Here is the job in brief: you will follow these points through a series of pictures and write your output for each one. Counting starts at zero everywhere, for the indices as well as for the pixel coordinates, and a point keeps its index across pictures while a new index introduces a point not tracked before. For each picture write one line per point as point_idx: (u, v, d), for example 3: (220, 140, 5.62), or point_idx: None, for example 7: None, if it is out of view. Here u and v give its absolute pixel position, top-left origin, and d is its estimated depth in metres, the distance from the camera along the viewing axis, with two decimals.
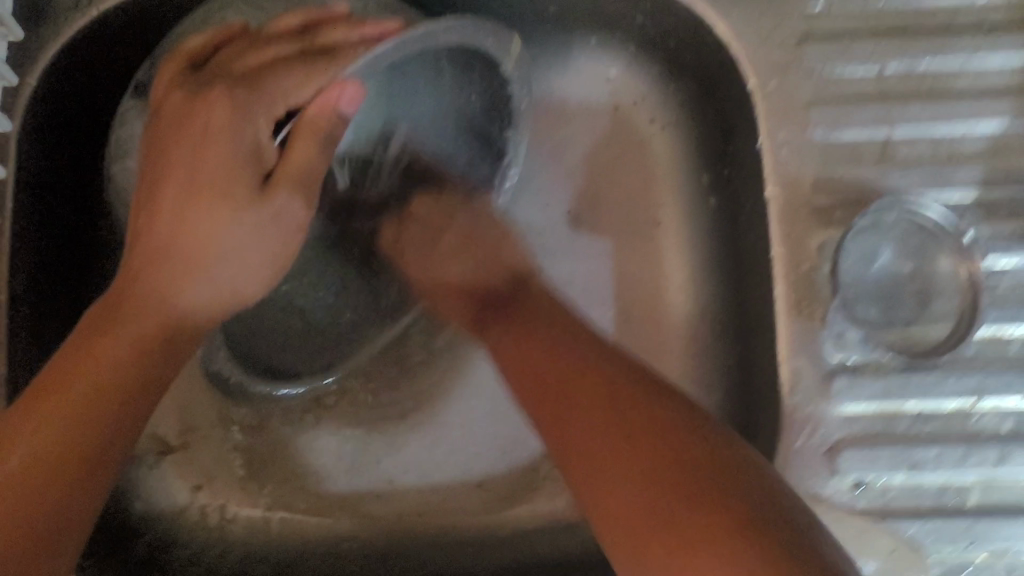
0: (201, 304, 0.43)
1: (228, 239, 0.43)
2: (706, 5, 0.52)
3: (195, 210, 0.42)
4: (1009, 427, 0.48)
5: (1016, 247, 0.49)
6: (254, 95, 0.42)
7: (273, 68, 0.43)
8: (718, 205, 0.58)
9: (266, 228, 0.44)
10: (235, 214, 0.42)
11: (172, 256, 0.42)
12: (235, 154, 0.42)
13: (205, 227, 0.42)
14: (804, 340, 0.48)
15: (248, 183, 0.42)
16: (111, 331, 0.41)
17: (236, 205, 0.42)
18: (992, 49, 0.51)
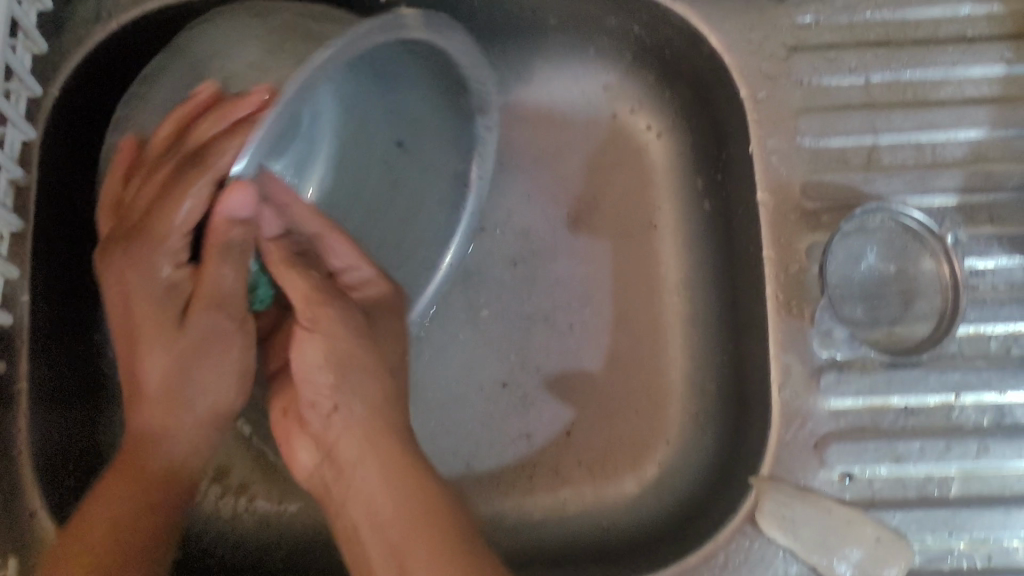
0: (198, 421, 0.44)
1: (190, 369, 0.43)
2: (700, 18, 0.54)
3: (144, 357, 0.42)
4: (988, 421, 0.50)
5: (995, 250, 0.51)
6: (146, 240, 0.41)
7: (159, 204, 0.41)
8: (712, 209, 0.60)
9: (210, 348, 0.43)
10: (174, 343, 0.42)
11: (146, 394, 0.43)
12: (150, 303, 0.42)
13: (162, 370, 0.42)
14: (794, 338, 0.51)
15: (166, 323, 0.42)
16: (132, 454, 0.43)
17: (161, 342, 0.42)
18: (972, 61, 0.53)
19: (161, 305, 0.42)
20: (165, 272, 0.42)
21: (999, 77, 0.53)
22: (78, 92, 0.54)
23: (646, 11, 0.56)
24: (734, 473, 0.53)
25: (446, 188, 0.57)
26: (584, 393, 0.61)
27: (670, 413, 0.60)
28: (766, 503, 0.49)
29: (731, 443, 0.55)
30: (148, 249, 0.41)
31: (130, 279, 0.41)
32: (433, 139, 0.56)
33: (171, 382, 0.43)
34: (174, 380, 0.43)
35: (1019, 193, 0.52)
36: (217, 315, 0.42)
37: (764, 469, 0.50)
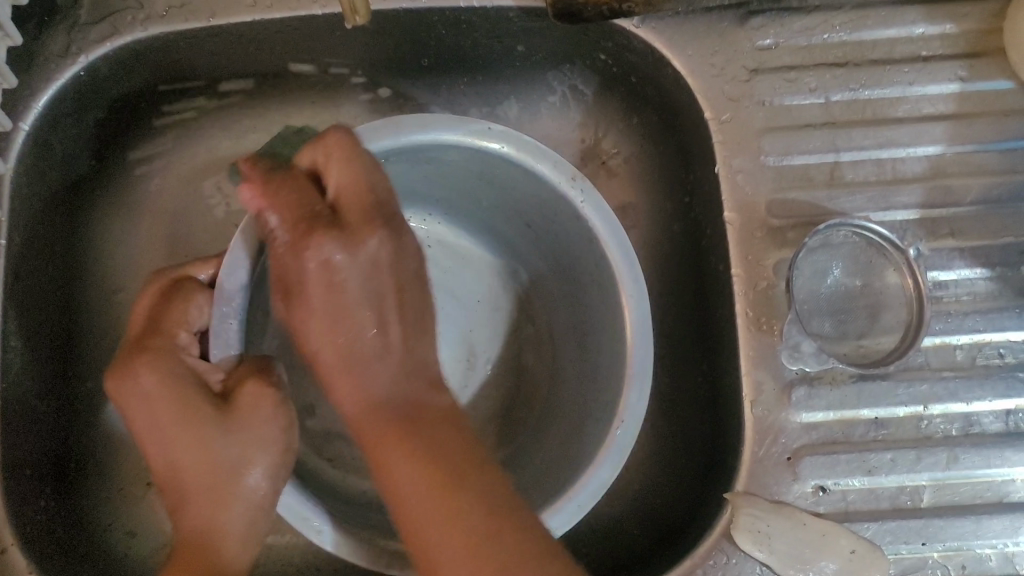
0: (230, 483, 0.44)
1: (233, 430, 0.44)
2: (663, 42, 0.55)
3: (177, 430, 0.44)
4: (957, 430, 0.51)
5: (956, 262, 0.53)
6: (162, 339, 0.46)
7: (169, 313, 0.48)
8: (681, 230, 0.61)
9: (254, 412, 0.45)
10: (220, 437, 0.44)
11: (180, 456, 0.44)
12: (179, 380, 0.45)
13: (194, 438, 0.44)
14: (765, 354, 0.51)
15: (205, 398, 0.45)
16: (193, 494, 0.44)
17: (206, 433, 0.44)
18: (928, 80, 0.55)
19: (199, 407, 0.44)
20: (186, 364, 0.46)
21: (955, 95, 0.55)
22: (45, 130, 0.54)
23: (611, 38, 0.57)
24: (710, 489, 0.54)
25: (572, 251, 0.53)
26: None
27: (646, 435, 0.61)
28: (742, 518, 0.49)
29: (706, 459, 0.56)
30: (165, 349, 0.46)
31: (152, 380, 0.44)
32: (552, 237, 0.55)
33: (216, 460, 0.44)
34: (227, 458, 0.44)
35: (977, 207, 0.53)
36: (258, 388, 0.45)
37: (738, 484, 0.50)
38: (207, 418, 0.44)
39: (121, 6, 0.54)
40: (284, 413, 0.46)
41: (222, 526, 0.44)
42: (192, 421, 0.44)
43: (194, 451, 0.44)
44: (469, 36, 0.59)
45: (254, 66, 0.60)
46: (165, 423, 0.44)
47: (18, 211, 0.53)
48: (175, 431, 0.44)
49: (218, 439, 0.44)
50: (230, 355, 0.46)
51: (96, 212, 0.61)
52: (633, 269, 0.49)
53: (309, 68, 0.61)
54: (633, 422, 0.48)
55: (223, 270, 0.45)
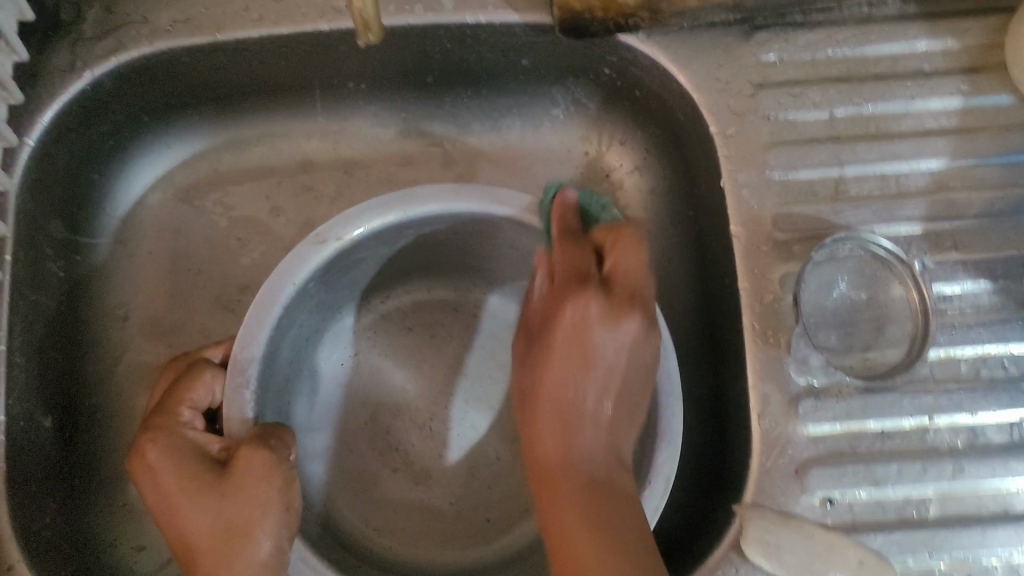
0: (228, 547, 0.44)
1: (233, 496, 0.45)
2: (669, 57, 0.56)
3: (181, 503, 0.45)
4: (961, 441, 0.52)
5: (960, 274, 0.54)
6: (167, 418, 0.49)
7: (175, 395, 0.50)
8: (686, 243, 0.61)
9: (252, 475, 0.46)
10: (221, 501, 0.45)
11: (184, 526, 0.45)
12: (182, 454, 0.47)
13: (195, 508, 0.45)
14: (771, 367, 0.52)
15: (207, 468, 0.46)
16: (201, 564, 0.44)
17: (207, 500, 0.45)
18: (930, 94, 0.55)
19: (200, 474, 0.46)
20: (187, 438, 0.48)
21: (956, 110, 0.55)
22: (50, 146, 0.54)
23: (617, 53, 0.57)
24: (717, 501, 0.54)
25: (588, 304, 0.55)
26: None
27: None
28: (751, 529, 0.49)
29: (711, 470, 0.56)
30: (168, 427, 0.48)
31: (156, 454, 0.47)
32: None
33: (218, 525, 0.45)
34: (222, 518, 0.45)
35: (980, 220, 0.54)
36: (254, 449, 0.46)
37: (746, 497, 0.51)
38: (205, 483, 0.46)
39: (126, 21, 0.54)
40: (281, 474, 0.47)
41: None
42: (192, 488, 0.46)
43: (189, 516, 0.45)
44: (475, 51, 0.59)
45: (259, 81, 0.60)
46: (166, 490, 0.46)
47: (23, 227, 0.53)
48: (178, 502, 0.45)
49: (211, 504, 0.45)
50: (245, 420, 0.49)
51: (101, 227, 0.61)
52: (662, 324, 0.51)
53: (313, 82, 0.61)
54: (671, 459, 0.50)
55: (243, 341, 0.49)
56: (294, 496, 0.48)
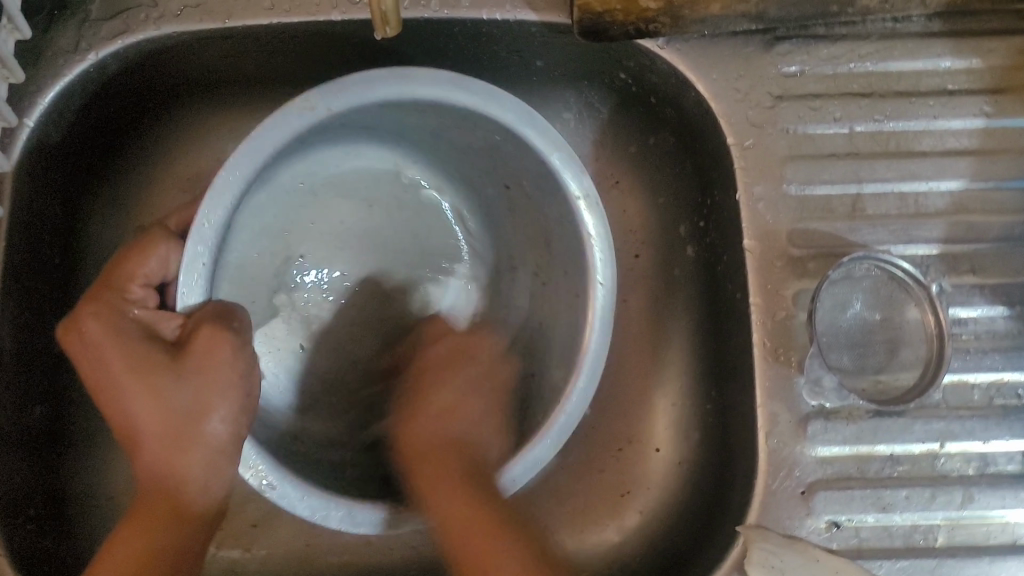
0: (189, 422, 0.44)
1: (189, 394, 0.44)
2: (687, 64, 0.54)
3: (131, 387, 0.43)
4: (973, 469, 0.50)
5: (976, 299, 0.52)
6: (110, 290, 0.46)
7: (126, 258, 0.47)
8: (695, 254, 0.60)
9: (221, 370, 0.44)
10: (179, 390, 0.44)
11: (134, 412, 0.43)
12: (128, 334, 0.44)
13: (148, 393, 0.43)
14: (781, 385, 0.50)
15: (158, 352, 0.44)
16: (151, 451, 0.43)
17: (163, 383, 0.43)
18: (952, 114, 0.54)
19: (156, 354, 0.44)
20: (133, 317, 0.45)
21: (978, 131, 0.54)
22: (52, 126, 0.53)
23: (633, 57, 0.56)
24: (718, 520, 0.53)
25: (564, 233, 0.53)
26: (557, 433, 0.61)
27: (651, 459, 0.60)
28: (755, 551, 0.48)
29: (712, 487, 0.55)
30: (112, 302, 0.45)
31: (99, 329, 0.44)
32: (529, 203, 0.56)
33: (176, 409, 0.44)
34: (177, 392, 0.43)
35: (998, 244, 0.53)
36: (217, 333, 0.44)
37: (750, 517, 0.50)
38: (163, 360, 0.44)
39: (134, 4, 0.53)
40: (245, 361, 0.45)
41: (185, 473, 0.44)
42: (148, 366, 0.43)
43: (140, 393, 0.43)
44: (489, 49, 0.58)
45: (268, 70, 0.59)
46: (114, 369, 0.43)
47: (18, 210, 0.51)
48: (127, 384, 0.43)
49: (170, 380, 0.43)
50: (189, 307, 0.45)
51: (96, 213, 0.59)
52: (609, 240, 0.51)
53: (321, 73, 0.60)
54: (582, 400, 0.50)
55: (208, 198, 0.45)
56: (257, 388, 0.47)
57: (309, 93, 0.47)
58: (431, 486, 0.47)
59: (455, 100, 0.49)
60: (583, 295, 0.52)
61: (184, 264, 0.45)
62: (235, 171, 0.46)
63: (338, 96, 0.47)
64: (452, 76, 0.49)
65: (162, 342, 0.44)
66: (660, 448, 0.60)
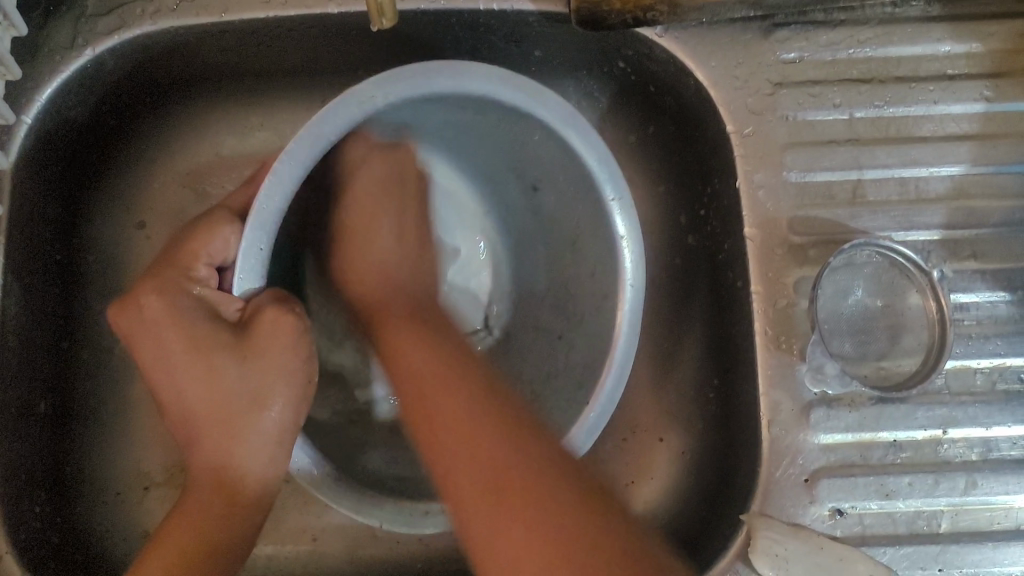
0: (242, 405, 0.47)
1: (248, 374, 0.47)
2: (686, 52, 0.54)
3: (195, 367, 0.47)
4: (976, 455, 0.50)
5: (978, 285, 0.52)
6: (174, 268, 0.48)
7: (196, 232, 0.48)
8: (696, 243, 0.60)
9: (274, 355, 0.47)
10: (241, 370, 0.47)
11: (200, 389, 0.47)
12: (190, 317, 0.47)
13: (210, 373, 0.47)
14: (783, 373, 0.50)
15: (221, 335, 0.46)
16: (208, 429, 0.47)
17: (225, 363, 0.47)
18: (952, 99, 0.54)
19: (213, 339, 0.46)
20: (195, 297, 0.47)
21: (979, 115, 0.54)
22: (51, 125, 0.52)
23: (632, 46, 0.56)
24: (723, 508, 0.53)
25: (599, 243, 0.52)
26: None
27: (653, 448, 0.60)
28: (759, 540, 0.48)
29: (716, 476, 0.55)
30: (176, 281, 0.47)
31: (161, 308, 0.47)
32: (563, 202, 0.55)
33: (238, 388, 0.47)
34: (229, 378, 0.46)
35: (999, 229, 0.53)
36: (276, 319, 0.45)
37: (755, 505, 0.50)
38: (219, 343, 0.46)
39: None
40: (302, 344, 0.47)
41: (243, 454, 0.48)
42: (208, 349, 0.46)
43: (199, 374, 0.47)
44: (487, 40, 0.57)
45: (265, 63, 0.58)
46: (177, 351, 0.47)
47: (18, 207, 0.51)
48: (189, 365, 0.47)
49: (225, 363, 0.47)
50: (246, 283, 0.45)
51: (96, 211, 0.59)
52: (641, 242, 0.50)
53: (318, 66, 0.60)
54: (607, 405, 0.50)
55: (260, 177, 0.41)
56: (315, 366, 0.49)
57: (367, 83, 0.45)
58: (457, 468, 0.44)
59: (501, 98, 0.47)
60: (609, 297, 0.51)
61: (240, 250, 0.44)
62: (290, 164, 0.44)
63: (395, 86, 0.46)
64: (503, 73, 0.47)
65: (218, 324, 0.47)
66: (663, 438, 0.60)
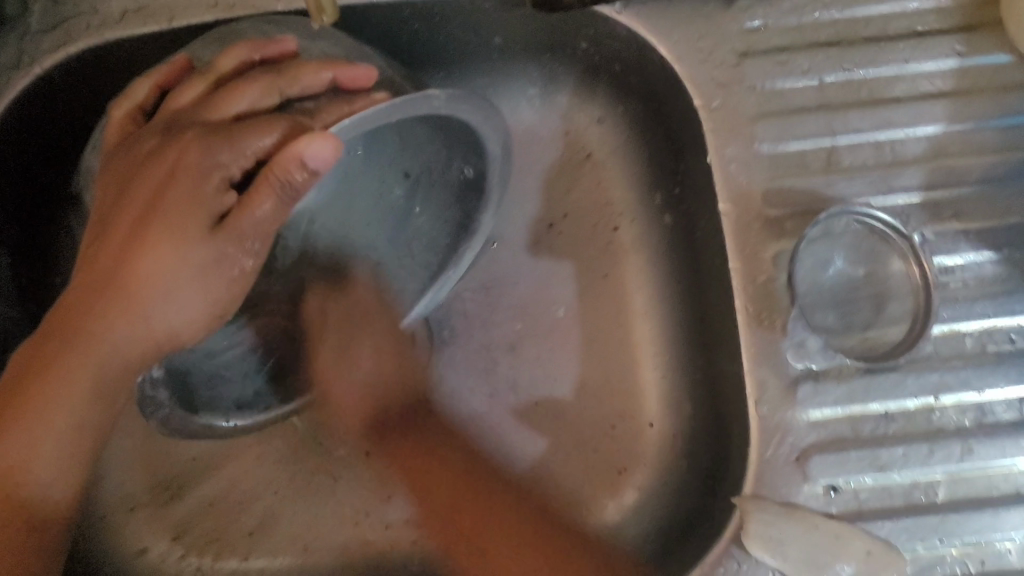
0: (135, 342, 0.41)
1: (170, 276, 0.40)
2: (648, 28, 0.53)
3: (146, 240, 0.40)
4: (969, 421, 0.49)
5: (962, 246, 0.51)
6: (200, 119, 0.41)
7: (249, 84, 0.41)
8: (673, 222, 0.59)
9: (208, 282, 0.40)
10: (170, 269, 0.40)
11: (127, 261, 0.40)
12: (181, 181, 0.39)
13: (153, 259, 0.40)
14: (768, 350, 0.49)
15: (198, 224, 0.39)
16: (97, 311, 0.40)
17: (158, 240, 0.40)
18: (924, 56, 0.53)
19: (183, 210, 0.39)
20: (185, 168, 0.39)
21: (954, 71, 0.53)
22: None
23: (592, 24, 0.55)
24: (716, 492, 0.51)
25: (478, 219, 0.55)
26: (542, 409, 0.59)
27: (644, 434, 0.59)
28: (753, 524, 0.47)
29: (710, 460, 0.54)
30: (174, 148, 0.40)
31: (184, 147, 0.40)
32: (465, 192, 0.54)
33: (156, 299, 0.40)
34: (158, 304, 0.40)
35: (981, 187, 0.51)
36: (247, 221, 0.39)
37: (746, 487, 0.48)
38: (183, 225, 0.39)
39: (75, 13, 0.51)
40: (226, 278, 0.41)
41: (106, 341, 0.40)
42: (165, 230, 0.40)
43: (130, 257, 0.40)
44: (445, 30, 0.56)
45: None
46: (143, 198, 0.40)
47: None
48: (135, 209, 0.40)
49: (167, 259, 0.40)
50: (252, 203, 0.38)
51: None
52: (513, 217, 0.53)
53: None
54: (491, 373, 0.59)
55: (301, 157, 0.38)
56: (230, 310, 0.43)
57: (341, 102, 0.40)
58: None
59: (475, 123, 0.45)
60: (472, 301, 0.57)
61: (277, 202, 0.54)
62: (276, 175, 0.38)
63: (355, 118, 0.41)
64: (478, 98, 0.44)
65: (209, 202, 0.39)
66: (653, 423, 0.59)
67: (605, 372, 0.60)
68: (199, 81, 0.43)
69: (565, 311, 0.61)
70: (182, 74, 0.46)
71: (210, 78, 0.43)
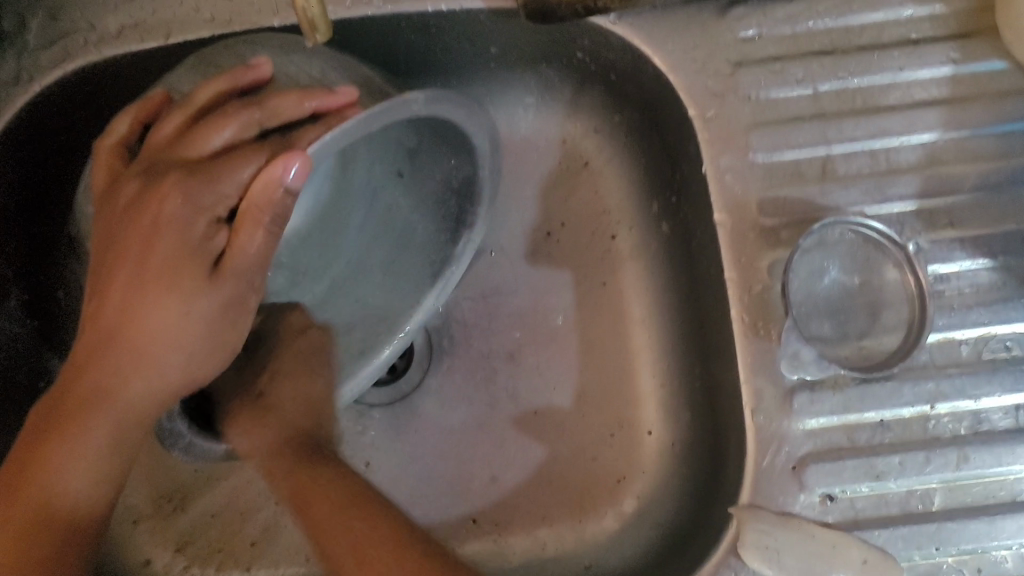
0: (150, 394, 0.41)
1: (183, 326, 0.40)
2: (642, 38, 0.53)
3: (151, 294, 0.39)
4: (965, 429, 0.49)
5: (957, 253, 0.51)
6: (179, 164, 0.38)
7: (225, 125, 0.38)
8: (670, 231, 0.59)
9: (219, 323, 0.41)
10: (182, 319, 0.39)
11: (136, 321, 0.39)
12: (179, 231, 0.38)
13: (161, 311, 0.39)
14: (763, 360, 0.49)
15: (197, 270, 0.39)
16: (109, 370, 0.40)
17: (172, 296, 0.39)
18: (918, 63, 0.53)
19: (184, 261, 0.38)
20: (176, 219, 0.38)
21: (948, 78, 0.53)
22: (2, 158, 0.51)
23: (587, 35, 0.55)
24: (714, 502, 0.51)
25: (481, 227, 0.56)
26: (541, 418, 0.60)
27: (642, 441, 0.59)
28: (748, 533, 0.47)
29: (708, 468, 0.54)
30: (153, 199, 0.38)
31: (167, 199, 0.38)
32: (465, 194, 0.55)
33: (172, 348, 0.40)
34: (174, 351, 0.40)
35: (976, 194, 0.51)
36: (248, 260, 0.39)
37: (743, 497, 0.48)
38: (188, 278, 0.39)
39: (73, 30, 0.52)
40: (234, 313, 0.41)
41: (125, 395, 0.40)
42: (175, 283, 0.39)
43: (139, 316, 0.39)
44: (440, 42, 0.56)
45: None
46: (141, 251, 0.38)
47: None
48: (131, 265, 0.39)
49: (183, 307, 0.39)
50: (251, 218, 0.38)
51: None
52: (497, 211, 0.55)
53: None
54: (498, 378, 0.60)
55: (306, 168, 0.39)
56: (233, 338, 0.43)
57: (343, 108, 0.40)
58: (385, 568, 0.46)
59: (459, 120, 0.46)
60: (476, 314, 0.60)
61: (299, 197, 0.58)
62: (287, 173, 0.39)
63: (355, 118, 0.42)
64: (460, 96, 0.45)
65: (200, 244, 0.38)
66: (651, 431, 0.59)
67: (604, 380, 0.61)
68: (176, 114, 0.40)
69: (564, 318, 0.61)
70: (159, 107, 0.42)
71: (188, 110, 0.40)
